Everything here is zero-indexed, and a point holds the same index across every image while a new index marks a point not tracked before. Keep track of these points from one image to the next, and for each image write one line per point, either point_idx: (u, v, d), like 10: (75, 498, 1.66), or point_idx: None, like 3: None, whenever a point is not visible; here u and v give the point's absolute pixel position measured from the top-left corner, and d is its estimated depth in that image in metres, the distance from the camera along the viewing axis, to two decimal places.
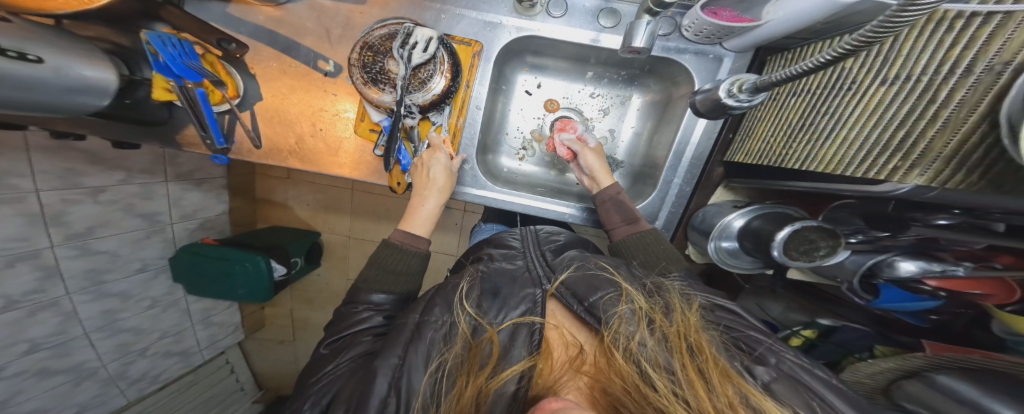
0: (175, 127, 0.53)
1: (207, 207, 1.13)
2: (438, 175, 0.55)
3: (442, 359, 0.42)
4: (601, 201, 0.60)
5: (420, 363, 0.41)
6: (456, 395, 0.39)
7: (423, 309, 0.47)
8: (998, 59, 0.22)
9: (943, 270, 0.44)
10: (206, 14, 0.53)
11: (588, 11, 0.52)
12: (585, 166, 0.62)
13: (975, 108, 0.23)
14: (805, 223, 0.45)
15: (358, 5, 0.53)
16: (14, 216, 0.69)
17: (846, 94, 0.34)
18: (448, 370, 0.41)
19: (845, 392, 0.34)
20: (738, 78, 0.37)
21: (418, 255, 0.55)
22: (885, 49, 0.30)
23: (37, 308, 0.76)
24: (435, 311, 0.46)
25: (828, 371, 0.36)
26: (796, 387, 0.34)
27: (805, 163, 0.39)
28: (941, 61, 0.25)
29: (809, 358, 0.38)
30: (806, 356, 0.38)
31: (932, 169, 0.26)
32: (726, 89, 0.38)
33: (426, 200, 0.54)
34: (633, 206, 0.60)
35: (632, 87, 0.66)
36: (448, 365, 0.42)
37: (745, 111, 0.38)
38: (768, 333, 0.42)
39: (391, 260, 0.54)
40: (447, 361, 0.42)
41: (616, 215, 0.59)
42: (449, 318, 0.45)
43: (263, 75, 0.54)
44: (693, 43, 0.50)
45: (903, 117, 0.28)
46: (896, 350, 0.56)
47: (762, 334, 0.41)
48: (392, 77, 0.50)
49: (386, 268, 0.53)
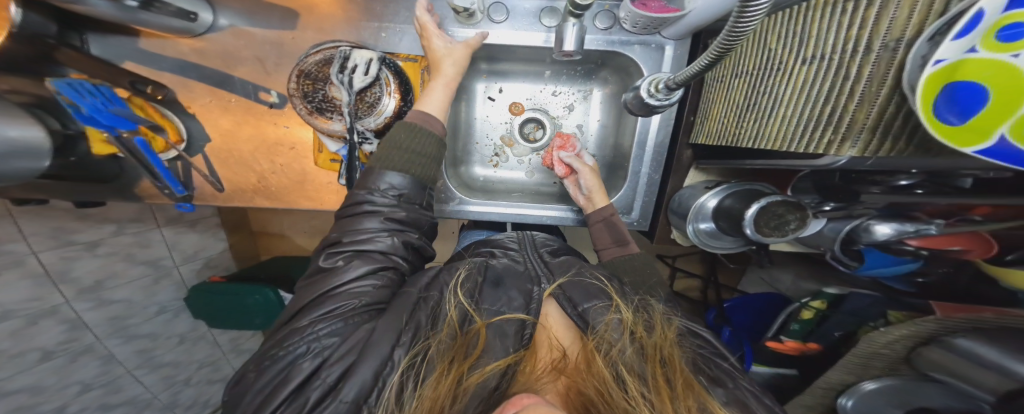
0: (130, 181, 0.54)
1: (208, 246, 1.12)
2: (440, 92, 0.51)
3: (438, 338, 0.42)
4: (594, 221, 0.60)
5: (425, 325, 0.43)
6: (435, 380, 0.38)
7: (427, 284, 0.48)
8: (890, 37, 0.24)
9: (916, 230, 0.44)
10: (118, 50, 0.52)
11: (529, 13, 0.53)
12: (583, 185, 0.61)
13: (884, 82, 0.25)
14: (770, 199, 0.45)
15: (288, 30, 0.53)
16: (21, 279, 0.72)
17: (778, 75, 0.36)
18: (431, 356, 0.41)
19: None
20: (653, 78, 0.39)
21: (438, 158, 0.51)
22: (800, 32, 0.33)
23: (76, 354, 0.84)
24: (440, 288, 0.48)
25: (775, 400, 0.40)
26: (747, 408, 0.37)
27: (756, 141, 0.40)
28: (846, 40, 0.28)
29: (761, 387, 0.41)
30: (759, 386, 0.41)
31: (861, 141, 0.27)
32: (646, 90, 0.39)
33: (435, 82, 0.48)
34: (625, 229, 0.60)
35: (591, 80, 0.66)
36: (435, 349, 0.41)
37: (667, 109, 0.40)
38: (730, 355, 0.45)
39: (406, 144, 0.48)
40: (432, 347, 0.41)
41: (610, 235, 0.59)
42: (445, 304, 0.46)
43: (202, 114, 0.55)
44: (635, 34, 0.52)
45: (826, 94, 0.30)
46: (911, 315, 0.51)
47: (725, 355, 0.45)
48: (337, 104, 0.52)
49: (399, 146, 0.47)
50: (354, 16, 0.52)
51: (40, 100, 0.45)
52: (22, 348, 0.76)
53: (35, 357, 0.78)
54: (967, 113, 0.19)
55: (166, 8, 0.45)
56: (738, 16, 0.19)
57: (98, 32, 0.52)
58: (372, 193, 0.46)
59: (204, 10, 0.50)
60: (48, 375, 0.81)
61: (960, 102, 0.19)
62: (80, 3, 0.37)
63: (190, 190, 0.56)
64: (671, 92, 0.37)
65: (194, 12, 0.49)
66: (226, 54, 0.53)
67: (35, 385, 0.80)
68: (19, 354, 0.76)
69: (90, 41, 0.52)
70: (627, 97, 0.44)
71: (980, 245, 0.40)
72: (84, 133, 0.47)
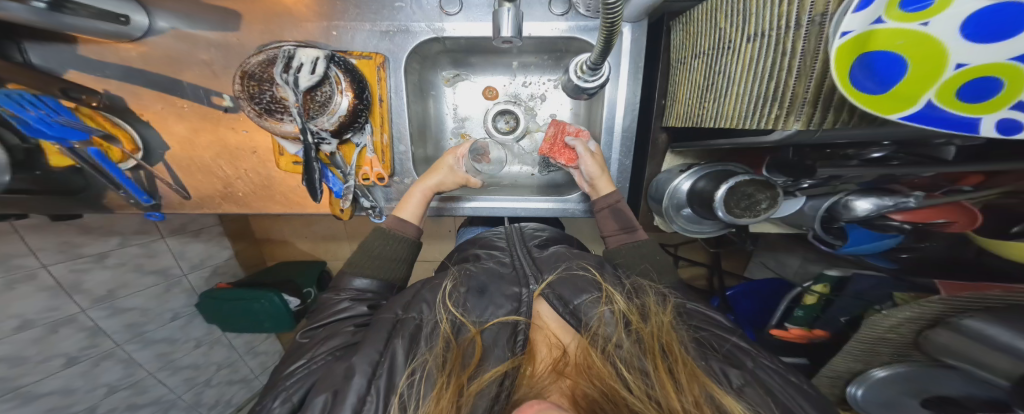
0: (95, 194, 0.56)
1: (214, 255, 1.10)
2: (416, 208, 0.57)
3: (421, 360, 0.41)
4: (600, 209, 0.57)
5: (402, 359, 0.40)
6: (436, 397, 0.39)
7: (407, 304, 0.46)
8: (815, 11, 0.26)
9: (895, 203, 0.41)
10: (58, 59, 0.53)
11: (484, 3, 0.53)
12: (584, 173, 0.58)
13: (817, 56, 0.26)
14: (739, 178, 0.43)
15: (234, 32, 0.53)
16: (37, 291, 0.75)
17: (727, 54, 0.37)
18: (428, 372, 0.40)
19: (808, 393, 0.36)
20: (577, 61, 0.54)
21: (406, 242, 0.56)
22: (743, 12, 0.34)
23: (98, 359, 0.88)
24: (422, 309, 0.45)
25: (799, 375, 0.39)
26: (768, 395, 0.35)
27: (714, 121, 0.40)
28: (778, 16, 0.29)
29: (783, 363, 0.40)
30: (780, 361, 0.40)
31: (804, 115, 0.28)
32: (574, 72, 0.55)
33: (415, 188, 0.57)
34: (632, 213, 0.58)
35: (560, 68, 0.65)
36: (427, 365, 0.40)
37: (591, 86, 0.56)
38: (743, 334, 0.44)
39: (375, 246, 0.55)
40: (427, 362, 0.40)
41: (621, 220, 0.57)
42: (432, 317, 0.45)
43: (155, 121, 0.56)
44: (594, 19, 0.54)
45: (771, 69, 0.31)
46: (914, 296, 0.48)
47: (736, 335, 0.43)
48: (286, 104, 0.51)
49: (372, 253, 0.55)
50: (302, 16, 0.53)
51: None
52: (46, 354, 0.80)
53: (60, 362, 0.82)
54: (886, 81, 0.20)
55: (86, 10, 0.43)
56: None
57: (35, 40, 0.52)
58: (340, 293, 0.51)
59: (137, 13, 0.50)
60: (75, 378, 0.86)
61: (880, 72, 0.20)
62: None
63: (157, 199, 0.59)
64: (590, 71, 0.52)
65: (126, 15, 0.48)
66: (169, 57, 0.54)
67: (65, 388, 0.85)
68: (45, 359, 0.80)
69: (30, 50, 0.53)
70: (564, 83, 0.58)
71: (963, 215, 0.39)
72: (41, 146, 0.49)
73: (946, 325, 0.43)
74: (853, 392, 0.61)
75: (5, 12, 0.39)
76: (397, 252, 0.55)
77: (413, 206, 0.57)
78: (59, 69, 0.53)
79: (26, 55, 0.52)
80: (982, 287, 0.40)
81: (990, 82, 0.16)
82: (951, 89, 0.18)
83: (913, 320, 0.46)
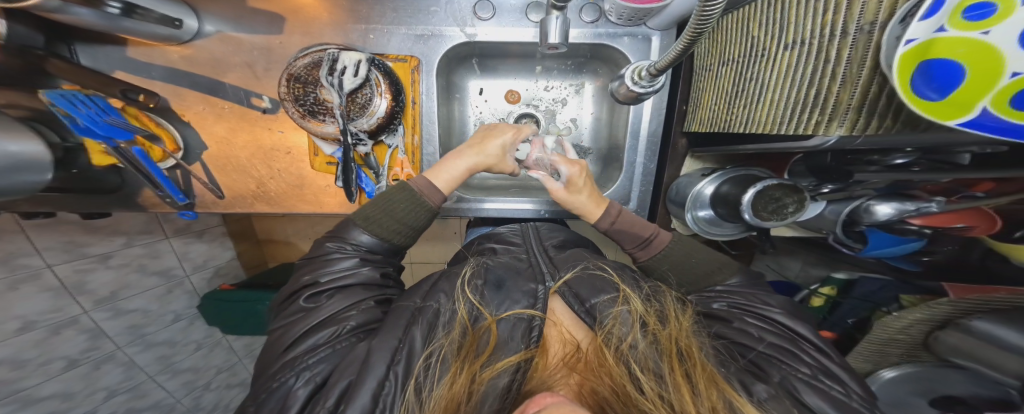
0: (132, 192, 0.57)
1: (217, 256, 1.03)
2: (452, 178, 0.50)
3: (438, 344, 0.41)
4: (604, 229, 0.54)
5: (419, 344, 0.39)
6: (450, 380, 0.38)
7: (425, 294, 0.45)
8: (864, 21, 0.27)
9: (917, 208, 0.42)
10: (105, 61, 0.54)
11: (516, 8, 0.55)
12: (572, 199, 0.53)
13: (864, 63, 0.28)
14: (768, 182, 0.44)
15: (274, 34, 0.54)
16: (39, 292, 0.70)
17: (761, 61, 0.39)
18: (444, 355, 0.40)
19: (846, 405, 0.33)
20: (636, 68, 0.47)
21: (426, 210, 0.47)
22: (781, 20, 0.35)
23: (98, 362, 0.83)
24: (439, 298, 0.44)
25: (848, 394, 0.35)
26: (794, 407, 0.33)
27: (744, 126, 0.42)
28: (822, 26, 0.31)
29: (829, 380, 0.36)
30: (825, 378, 0.36)
31: (848, 120, 0.29)
32: (631, 78, 0.48)
33: (461, 156, 0.50)
34: (644, 222, 0.53)
35: (582, 74, 0.67)
36: (443, 349, 0.40)
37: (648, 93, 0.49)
38: (787, 338, 0.40)
39: (397, 207, 0.46)
40: (444, 346, 0.40)
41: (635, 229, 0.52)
42: (450, 305, 0.44)
43: (196, 121, 0.57)
44: (622, 27, 0.55)
45: (813, 76, 0.32)
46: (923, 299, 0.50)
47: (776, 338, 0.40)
48: (329, 106, 0.53)
49: (395, 216, 0.45)
50: (339, 20, 0.55)
51: (37, 114, 0.46)
52: (46, 357, 0.75)
53: (60, 365, 0.77)
54: (946, 88, 0.21)
55: (149, 15, 0.45)
56: (701, 10, 0.27)
57: (84, 40, 0.53)
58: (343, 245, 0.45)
59: (189, 17, 0.51)
60: (75, 381, 0.81)
61: (938, 78, 0.21)
62: (61, 11, 0.39)
63: (192, 198, 0.59)
64: (651, 78, 0.45)
65: (180, 19, 0.50)
66: (213, 59, 0.55)
67: (65, 391, 0.80)
68: (45, 363, 0.75)
69: (79, 51, 0.53)
70: (615, 87, 0.52)
71: (983, 221, 0.40)
72: (85, 145, 0.49)
73: (956, 326, 0.44)
74: None
75: (74, 18, 0.41)
76: (415, 221, 0.47)
77: (450, 174, 0.49)
78: (107, 70, 0.54)
79: (75, 56, 0.53)
80: (986, 289, 0.42)
81: None
82: (1002, 97, 0.18)
83: (924, 322, 0.47)
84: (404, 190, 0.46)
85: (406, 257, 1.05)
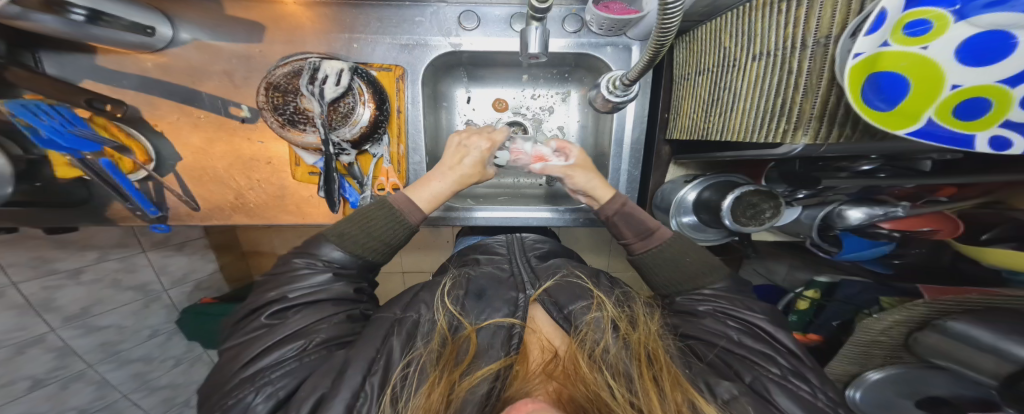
0: (102, 204, 0.54)
1: (198, 268, 0.96)
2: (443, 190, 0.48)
3: (418, 352, 0.39)
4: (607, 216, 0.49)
5: (398, 353, 0.38)
6: (428, 390, 0.37)
7: (407, 303, 0.44)
8: (819, 35, 0.29)
9: (885, 213, 0.40)
10: (74, 68, 0.52)
11: (500, 19, 0.55)
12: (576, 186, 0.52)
13: (822, 75, 0.29)
14: (744, 188, 0.45)
15: (255, 43, 0.54)
16: (2, 310, 0.66)
17: (733, 71, 0.40)
18: (424, 363, 0.39)
19: (812, 405, 0.33)
20: (610, 76, 0.48)
21: (406, 228, 0.44)
22: (748, 33, 0.37)
23: (67, 381, 0.78)
24: (420, 308, 0.43)
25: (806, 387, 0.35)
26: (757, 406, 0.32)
27: (720, 134, 0.43)
28: (784, 39, 0.32)
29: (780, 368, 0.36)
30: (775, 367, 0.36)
31: (811, 130, 0.30)
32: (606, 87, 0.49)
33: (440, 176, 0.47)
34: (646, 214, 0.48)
35: (567, 83, 0.68)
36: (423, 358, 0.39)
37: (625, 101, 0.49)
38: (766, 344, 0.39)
39: (377, 225, 0.43)
40: (423, 355, 0.39)
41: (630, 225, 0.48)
42: (431, 316, 0.43)
43: (171, 131, 0.55)
44: (604, 37, 0.57)
45: (780, 86, 0.33)
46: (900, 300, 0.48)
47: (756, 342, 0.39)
48: (309, 116, 0.54)
49: (369, 230, 0.42)
50: (322, 29, 0.54)
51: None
52: (8, 378, 0.70)
53: (25, 386, 0.72)
54: (894, 99, 0.22)
55: (119, 23, 0.44)
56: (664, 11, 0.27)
57: (52, 49, 0.51)
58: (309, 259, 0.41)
59: (164, 25, 0.50)
60: (40, 402, 0.76)
61: (886, 90, 0.22)
62: (26, 19, 0.37)
63: (164, 210, 0.57)
64: (625, 87, 0.46)
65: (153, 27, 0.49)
66: (190, 67, 0.54)
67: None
68: (7, 384, 0.70)
69: (46, 60, 0.51)
70: (592, 96, 0.53)
71: (947, 224, 0.39)
72: (48, 157, 0.48)
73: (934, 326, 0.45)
74: (850, 395, 0.56)
75: (40, 24, 0.40)
76: (395, 238, 0.44)
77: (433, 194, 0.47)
78: (76, 79, 0.52)
79: (42, 63, 0.51)
80: (960, 290, 0.42)
81: (980, 103, 0.18)
82: (947, 108, 0.20)
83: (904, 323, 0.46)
84: (387, 207, 0.43)
85: (399, 266, 1.04)
